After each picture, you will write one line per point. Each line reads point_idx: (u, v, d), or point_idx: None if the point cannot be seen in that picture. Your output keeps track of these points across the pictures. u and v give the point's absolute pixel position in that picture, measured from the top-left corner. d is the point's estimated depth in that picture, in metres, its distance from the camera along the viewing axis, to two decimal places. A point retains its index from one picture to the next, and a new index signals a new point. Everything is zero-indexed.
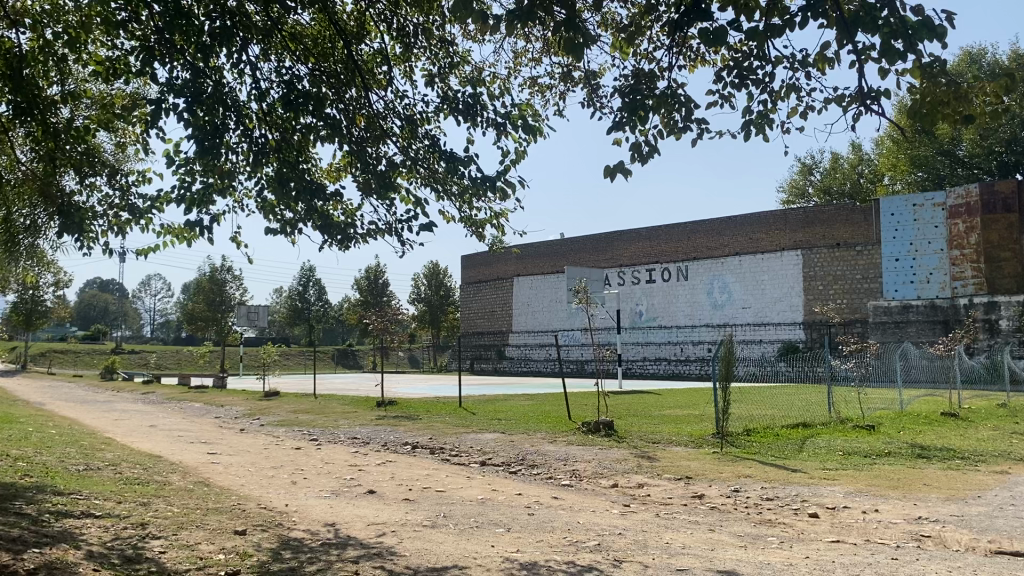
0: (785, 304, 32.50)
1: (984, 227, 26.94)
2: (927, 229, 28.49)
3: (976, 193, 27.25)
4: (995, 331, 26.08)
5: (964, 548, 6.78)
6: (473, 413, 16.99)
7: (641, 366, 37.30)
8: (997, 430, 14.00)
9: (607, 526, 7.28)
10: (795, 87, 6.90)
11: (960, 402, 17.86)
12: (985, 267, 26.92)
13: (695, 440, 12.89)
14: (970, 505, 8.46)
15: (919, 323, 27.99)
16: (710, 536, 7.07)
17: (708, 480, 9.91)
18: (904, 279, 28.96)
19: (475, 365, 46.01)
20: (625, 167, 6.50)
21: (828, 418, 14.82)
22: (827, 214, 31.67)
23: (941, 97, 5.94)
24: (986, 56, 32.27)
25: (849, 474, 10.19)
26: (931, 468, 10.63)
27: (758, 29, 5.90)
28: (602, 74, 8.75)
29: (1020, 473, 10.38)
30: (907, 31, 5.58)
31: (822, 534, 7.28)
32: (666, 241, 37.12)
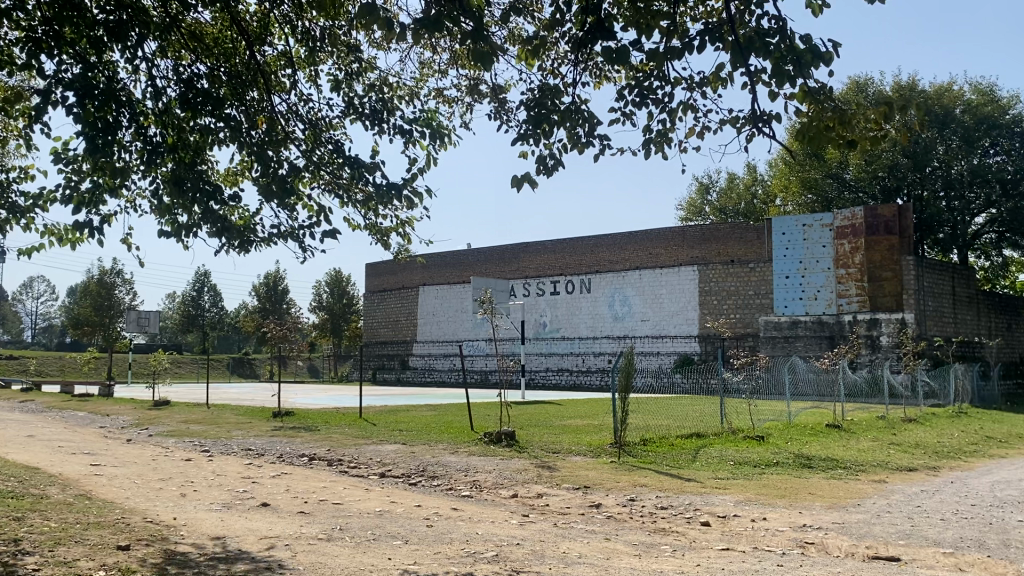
0: (682, 318, 33.41)
1: (868, 248, 28.37)
2: (815, 248, 29.78)
3: (861, 216, 28.63)
4: (876, 347, 27.58)
5: (843, 554, 7.11)
6: (372, 424, 16.79)
7: (544, 377, 37.70)
8: (876, 441, 14.74)
9: (506, 536, 7.31)
10: (692, 107, 7.14)
11: (843, 415, 18.69)
12: (867, 286, 28.31)
13: (594, 449, 13.08)
14: (850, 512, 8.87)
15: (807, 338, 29.18)
16: (605, 545, 7.18)
17: (605, 489, 10.07)
18: (793, 295, 30.17)
19: (377, 375, 45.53)
20: (532, 177, 6.57)
21: (721, 428, 15.27)
22: (722, 231, 32.70)
23: (826, 121, 6.29)
24: (870, 85, 34.06)
25: (738, 483, 10.54)
26: (815, 477, 11.09)
27: (657, 50, 6.08)
28: (508, 88, 8.84)
29: (896, 482, 10.97)
30: (795, 57, 5.84)
31: (712, 542, 7.50)
32: (570, 254, 37.58)
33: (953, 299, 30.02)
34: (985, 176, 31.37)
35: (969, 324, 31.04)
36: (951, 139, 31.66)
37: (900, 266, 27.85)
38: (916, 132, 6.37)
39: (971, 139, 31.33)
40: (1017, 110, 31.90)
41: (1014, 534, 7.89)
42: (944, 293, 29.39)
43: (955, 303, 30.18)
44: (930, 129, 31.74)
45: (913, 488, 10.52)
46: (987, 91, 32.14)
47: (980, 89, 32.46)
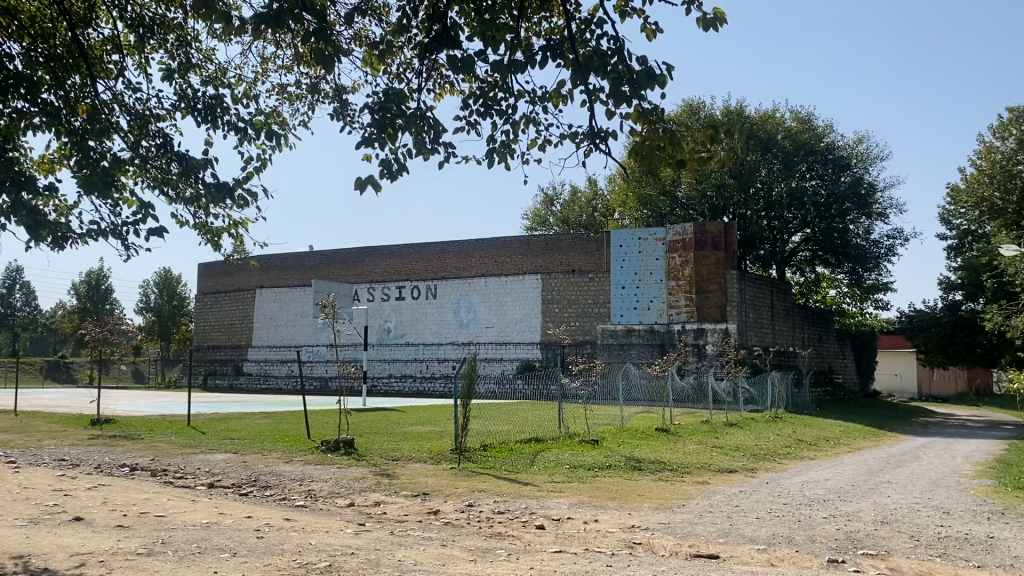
0: (524, 325, 34.03)
1: (696, 262, 29.97)
2: (649, 261, 31.15)
3: (690, 232, 30.22)
4: (702, 355, 29.33)
5: (668, 553, 7.46)
6: (202, 433, 16.02)
7: (386, 383, 37.29)
8: (701, 444, 15.59)
9: (340, 546, 7.16)
10: (534, 120, 7.30)
11: (671, 419, 19.59)
12: (695, 298, 29.84)
13: (435, 456, 13.05)
14: (676, 513, 9.31)
15: (640, 345, 30.54)
16: (441, 551, 7.18)
17: (444, 495, 10.09)
18: (628, 305, 31.36)
19: (209, 381, 43.55)
20: (375, 181, 6.50)
21: (558, 433, 15.67)
22: (564, 242, 33.64)
23: (657, 141, 6.64)
24: (702, 108, 36.02)
25: (574, 486, 10.85)
26: (646, 480, 11.58)
27: (501, 62, 6.18)
28: (353, 90, 8.74)
29: (718, 483, 11.63)
30: (631, 78, 6.09)
31: (546, 545, 7.66)
32: (414, 259, 37.44)
33: (772, 311, 32.24)
34: (801, 199, 33.74)
35: (785, 335, 33.41)
36: (773, 162, 34.28)
37: (724, 279, 29.56)
38: (738, 155, 6.79)
39: (791, 164, 34.15)
40: (831, 139, 34.79)
41: (819, 530, 8.55)
42: (763, 305, 31.48)
43: (774, 315, 32.43)
44: (754, 153, 34.00)
45: (733, 489, 11.20)
46: (806, 119, 34.83)
47: (798, 116, 35.06)
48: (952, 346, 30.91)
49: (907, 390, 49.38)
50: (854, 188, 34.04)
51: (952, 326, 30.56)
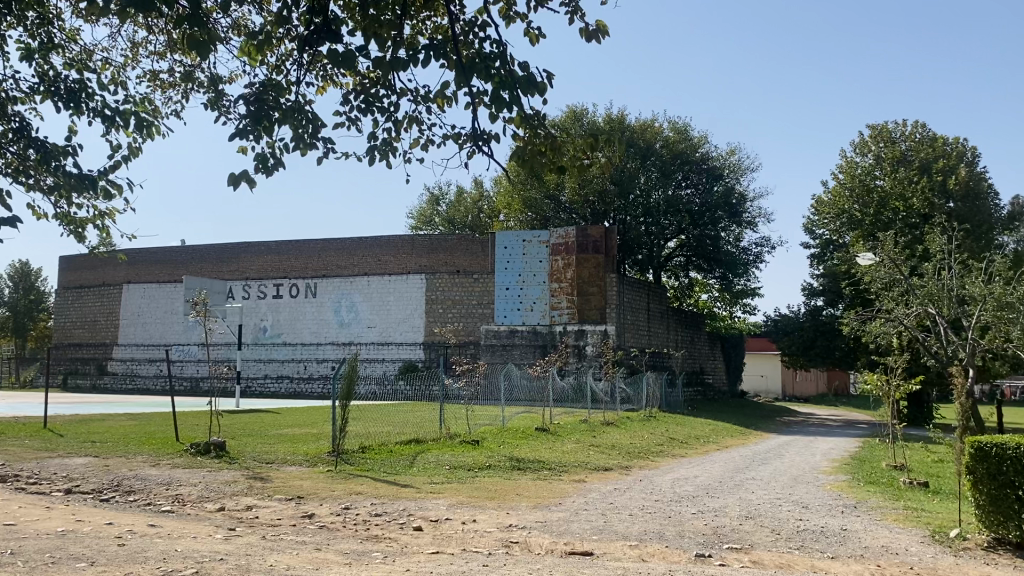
0: (407, 325, 33.80)
1: (578, 265, 30.53)
2: (533, 263, 31.51)
3: (573, 235, 30.77)
4: (582, 356, 29.86)
5: (544, 551, 7.57)
6: (60, 435, 15.10)
7: (261, 384, 36.23)
8: (579, 443, 15.88)
9: (208, 552, 6.91)
10: (417, 119, 7.24)
11: (550, 419, 19.87)
12: (577, 299, 30.39)
13: (311, 459, 12.77)
14: (552, 511, 9.45)
15: (522, 346, 30.83)
16: (315, 555, 7.03)
17: (319, 499, 9.88)
18: (512, 306, 31.60)
19: (68, 380, 41.13)
20: (249, 175, 6.30)
21: (438, 434, 15.60)
22: (449, 242, 33.62)
23: (539, 146, 6.72)
24: (585, 115, 36.69)
25: (453, 487, 10.84)
26: (523, 479, 11.69)
27: (382, 59, 6.10)
28: (231, 80, 8.46)
29: (594, 482, 11.88)
30: (513, 83, 6.14)
31: (422, 547, 7.62)
32: (294, 257, 36.53)
33: (648, 313, 33.21)
34: (676, 207, 35.22)
35: (660, 337, 34.48)
36: (651, 170, 35.17)
37: (604, 283, 30.24)
38: (617, 163, 6.96)
39: (668, 172, 35.14)
40: (706, 149, 36.14)
41: (688, 525, 8.86)
42: (640, 308, 32.39)
43: (650, 317, 33.44)
44: (633, 160, 34.94)
45: (608, 487, 11.46)
46: (682, 129, 36.01)
47: (676, 127, 36.20)
48: (813, 349, 32.49)
49: (772, 390, 51.93)
50: (726, 198, 35.53)
51: (813, 330, 32.30)
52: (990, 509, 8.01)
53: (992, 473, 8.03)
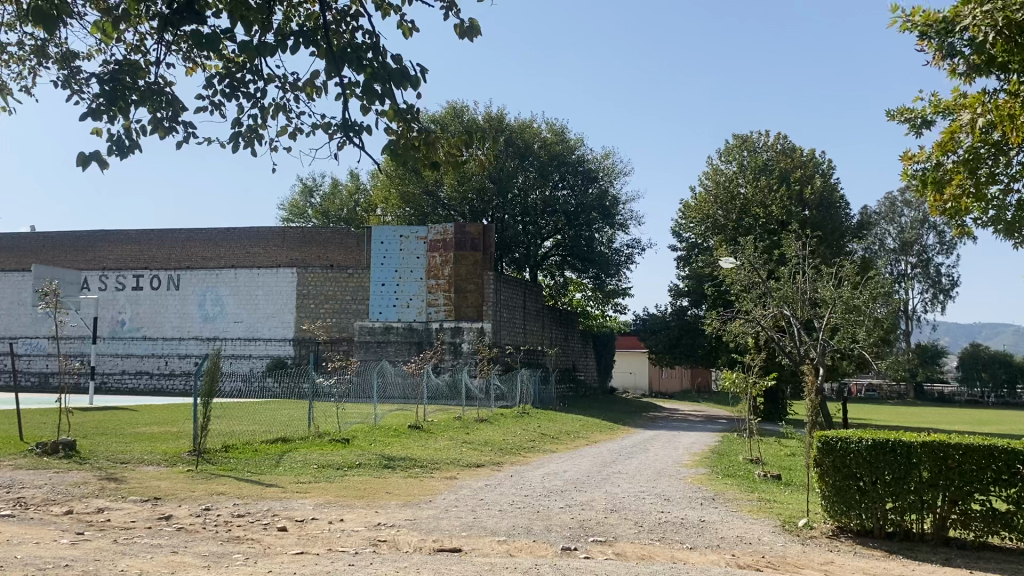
0: (276, 320, 32.87)
1: (455, 262, 30.51)
2: (410, 259, 31.27)
3: (451, 232, 30.67)
4: (458, 353, 29.95)
5: (412, 549, 7.52)
6: None
7: (118, 380, 34.40)
8: (451, 440, 15.87)
9: (52, 558, 6.49)
10: (285, 108, 7.05)
11: (423, 416, 19.77)
12: (454, 297, 30.33)
13: (169, 458, 12.20)
14: (422, 509, 9.41)
15: (397, 343, 30.55)
16: (171, 559, 6.73)
17: (177, 499, 9.47)
18: (387, 302, 31.24)
19: None
20: (101, 157, 5.96)
21: (307, 432, 15.24)
22: (322, 236, 32.98)
23: (412, 141, 6.66)
24: (465, 112, 36.72)
25: (320, 486, 10.61)
26: (393, 477, 11.59)
27: (248, 44, 5.90)
28: (86, 56, 8.00)
29: (465, 478, 11.92)
30: (386, 76, 6.07)
31: (287, 547, 7.43)
32: (156, 247, 34.86)
33: (524, 311, 33.58)
34: (553, 207, 36.11)
35: (534, 334, 34.93)
36: (529, 169, 35.66)
37: (481, 280, 30.34)
38: (490, 160, 6.99)
39: (546, 172, 35.62)
40: (582, 152, 36.86)
41: (555, 519, 9.01)
42: (516, 306, 32.70)
43: (525, 315, 33.82)
44: (512, 159, 35.27)
45: (478, 483, 11.52)
46: (560, 131, 36.52)
47: (554, 128, 36.68)
48: (679, 347, 33.73)
49: (640, 387, 53.67)
50: (600, 200, 36.43)
51: (679, 330, 33.55)
52: (834, 498, 8.53)
53: (837, 465, 8.55)
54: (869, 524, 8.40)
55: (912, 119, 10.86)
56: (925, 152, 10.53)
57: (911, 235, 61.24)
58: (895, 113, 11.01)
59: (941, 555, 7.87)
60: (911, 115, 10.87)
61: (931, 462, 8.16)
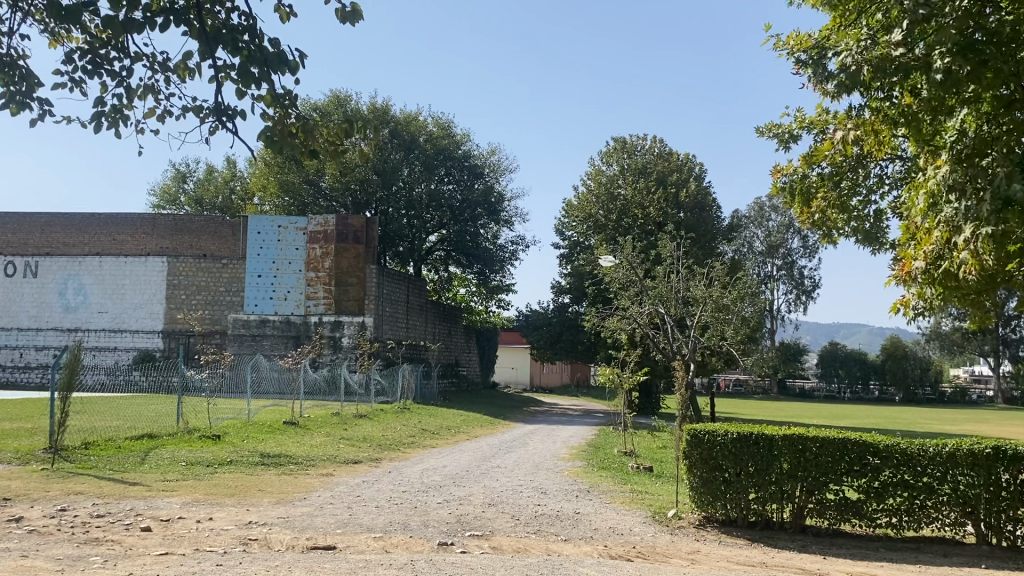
0: (144, 311, 31.43)
1: (336, 254, 29.87)
2: (288, 250, 30.35)
3: (332, 223, 30.03)
4: (337, 347, 29.42)
5: (284, 547, 7.34)
6: None
7: None
8: (328, 436, 15.60)
9: None
10: (153, 89, 6.70)
11: (299, 412, 19.35)
12: (334, 290, 29.76)
13: (21, 456, 11.47)
14: (296, 506, 9.19)
15: (274, 337, 29.69)
16: (22, 563, 6.32)
17: (30, 500, 8.91)
18: (263, 294, 30.29)
19: None
20: None
21: (175, 428, 14.64)
22: (196, 224, 32.83)
23: (289, 127, 6.47)
24: (349, 102, 36.10)
25: (188, 484, 10.21)
26: (267, 474, 11.29)
27: (113, 18, 5.59)
28: None
29: (342, 474, 11.74)
30: (263, 59, 5.89)
31: (150, 548, 7.11)
32: (11, 232, 32.80)
33: (407, 307, 33.29)
34: (439, 201, 36.02)
35: (417, 329, 34.72)
36: (415, 163, 35.42)
37: (363, 274, 29.87)
38: (371, 151, 6.87)
39: (431, 166, 35.47)
40: (468, 147, 36.84)
41: (432, 515, 8.98)
42: (398, 301, 32.41)
43: (408, 310, 33.57)
44: (397, 152, 35.00)
45: (356, 479, 11.36)
46: (445, 126, 36.37)
47: (439, 122, 36.51)
48: (559, 343, 34.29)
49: (521, 382, 54.31)
50: (485, 195, 36.61)
51: (560, 326, 34.12)
52: (701, 489, 8.88)
53: (704, 458, 8.89)
54: (734, 514, 8.76)
55: (780, 135, 11.41)
56: (791, 166, 11.07)
57: (777, 239, 64.41)
58: (764, 129, 11.52)
59: (798, 543, 8.29)
60: (778, 131, 11.42)
61: (790, 454, 8.60)
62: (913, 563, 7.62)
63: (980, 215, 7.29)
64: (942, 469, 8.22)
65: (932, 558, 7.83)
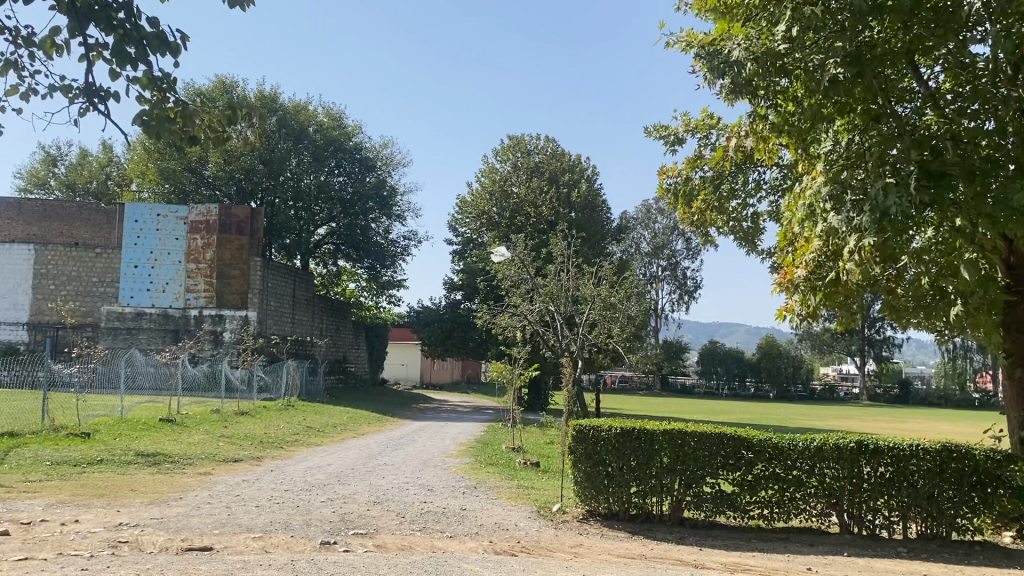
0: (7, 302, 29.62)
1: (219, 245, 28.82)
2: (168, 240, 28.97)
3: (215, 213, 28.92)
4: (218, 342, 28.50)
5: (157, 550, 7.04)
6: None
7: None
8: (208, 434, 15.07)
9: None
10: (16, 64, 6.27)
11: (177, 409, 18.61)
12: (216, 282, 28.74)
13: None
14: (171, 507, 8.84)
15: (150, 330, 28.52)
16: None
17: None
18: (140, 286, 28.95)
19: None
20: None
21: (39, 426, 13.83)
22: (67, 210, 30.63)
23: (168, 112, 6.18)
24: (236, 88, 34.89)
25: (53, 485, 9.66)
26: (140, 473, 10.81)
27: None
28: None
29: (221, 473, 11.37)
30: (140, 39, 5.61)
31: (8, 553, 6.68)
32: None
33: (292, 301, 32.51)
34: (328, 193, 35.08)
35: (303, 324, 33.97)
36: (303, 154, 34.56)
37: (247, 266, 29.00)
38: (256, 140, 6.66)
39: (321, 157, 34.70)
40: (359, 139, 36.31)
41: (315, 513, 8.81)
42: (284, 295, 31.61)
43: (294, 304, 32.79)
44: (285, 141, 34.01)
45: (236, 478, 11.02)
46: (336, 116, 35.69)
47: (330, 112, 35.81)
48: (450, 340, 34.27)
49: (410, 378, 54.03)
50: (377, 189, 36.27)
51: (451, 322, 34.07)
52: (585, 484, 9.07)
53: (589, 453, 9.07)
54: (615, 507, 8.99)
55: (667, 137, 11.73)
56: (677, 168, 11.39)
57: (662, 240, 66.29)
58: (653, 131, 11.83)
59: (676, 534, 8.57)
60: (666, 133, 11.74)
61: (670, 448, 8.86)
62: (781, 553, 7.98)
63: (864, 224, 7.59)
64: (811, 463, 8.60)
65: (799, 547, 8.21)
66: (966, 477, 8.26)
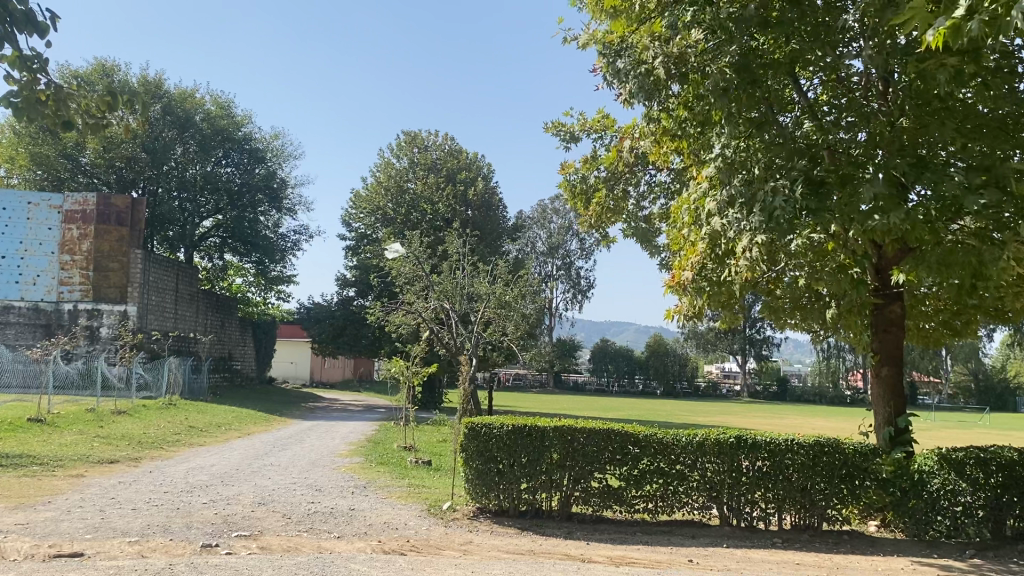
0: None
1: (97, 236, 27.36)
2: (39, 230, 27.18)
3: (92, 202, 27.59)
4: (94, 338, 27.23)
5: (21, 557, 6.65)
6: None
7: None
8: (81, 434, 14.33)
9: None
10: None
11: (47, 408, 17.62)
12: (92, 275, 27.37)
13: None
14: (38, 511, 8.36)
15: (19, 325, 26.85)
16: None
17: None
18: (7, 278, 26.94)
19: None
20: None
21: None
22: None
23: (38, 94, 5.82)
24: (117, 72, 33.23)
25: None
26: (4, 476, 10.17)
27: None
28: None
29: (94, 475, 10.83)
30: (7, 17, 5.27)
31: None
32: None
33: (175, 295, 31.37)
34: (214, 184, 34.06)
35: (187, 320, 32.76)
36: (189, 142, 33.29)
37: (127, 259, 27.78)
38: (136, 125, 6.37)
39: (207, 147, 33.54)
40: (248, 129, 35.35)
41: (196, 516, 8.51)
42: (166, 289, 30.42)
43: (176, 299, 31.57)
44: (169, 129, 32.59)
45: (111, 481, 10.52)
46: (225, 105, 34.56)
47: (219, 101, 34.64)
48: (342, 337, 33.76)
49: (299, 377, 52.88)
50: (266, 181, 35.44)
51: (343, 319, 33.51)
52: (475, 481, 9.10)
53: (480, 449, 9.11)
54: (505, 504, 9.07)
55: (563, 133, 11.88)
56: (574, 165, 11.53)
57: (557, 240, 67.15)
58: (550, 126, 11.96)
59: (564, 529, 8.69)
60: (562, 129, 11.89)
61: (560, 445, 8.99)
62: (665, 545, 8.21)
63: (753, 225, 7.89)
64: (693, 458, 8.88)
65: (681, 540, 8.46)
66: (836, 470, 8.67)
